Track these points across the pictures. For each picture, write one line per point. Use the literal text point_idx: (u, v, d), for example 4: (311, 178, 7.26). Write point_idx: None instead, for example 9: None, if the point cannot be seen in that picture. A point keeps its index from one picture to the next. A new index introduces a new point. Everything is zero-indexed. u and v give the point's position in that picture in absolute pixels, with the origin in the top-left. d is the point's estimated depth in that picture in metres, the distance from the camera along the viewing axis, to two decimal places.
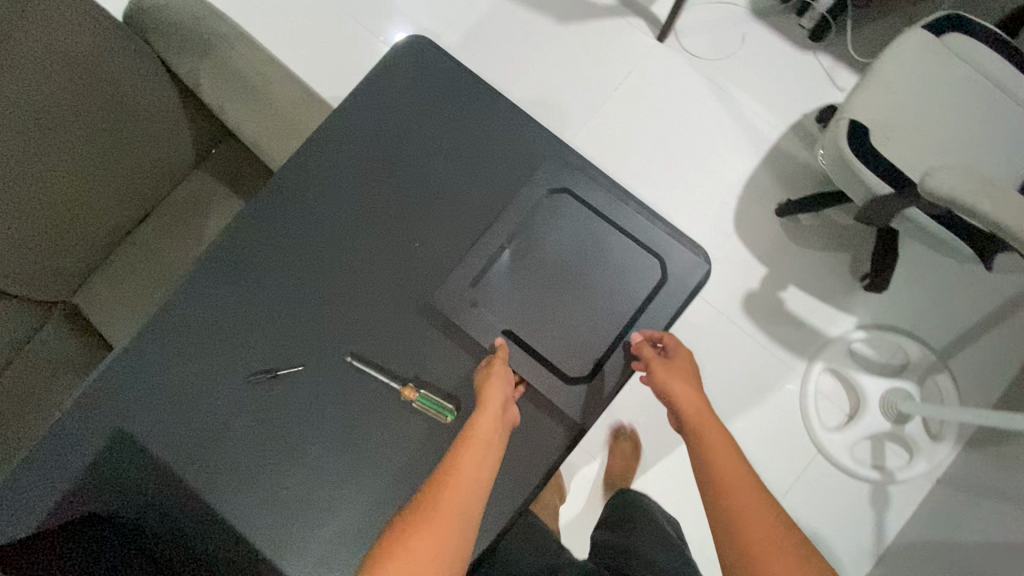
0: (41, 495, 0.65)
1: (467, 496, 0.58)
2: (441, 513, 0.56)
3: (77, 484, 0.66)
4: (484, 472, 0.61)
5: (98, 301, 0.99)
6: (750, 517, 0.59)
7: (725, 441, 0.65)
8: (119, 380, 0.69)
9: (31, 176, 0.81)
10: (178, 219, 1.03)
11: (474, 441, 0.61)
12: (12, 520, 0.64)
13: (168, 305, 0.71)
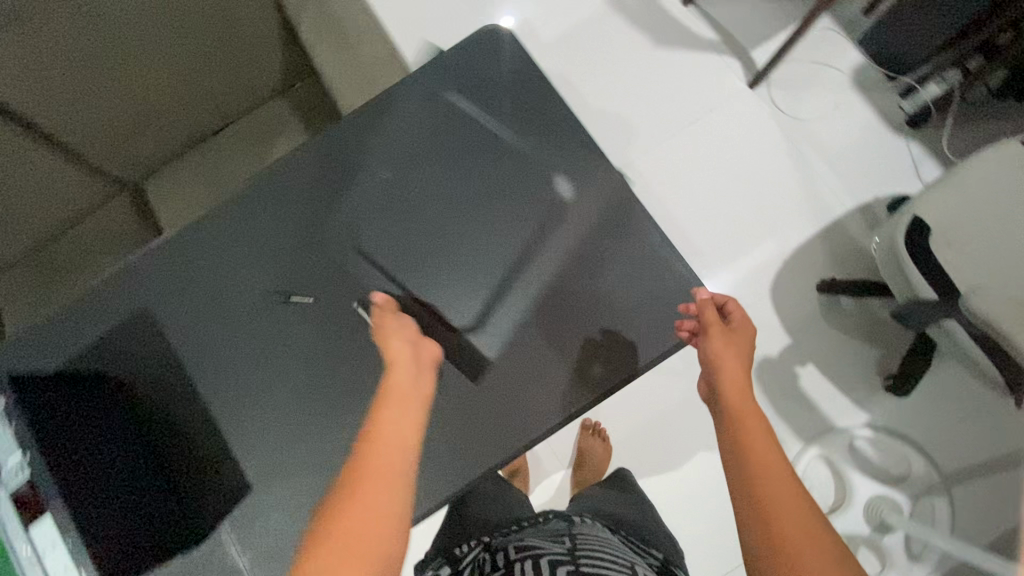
0: (64, 346, 0.73)
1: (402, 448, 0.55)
2: (380, 470, 0.52)
3: (91, 348, 0.72)
4: (412, 423, 0.57)
5: (161, 191, 1.13)
6: (779, 503, 0.54)
7: (758, 416, 0.61)
8: (153, 264, 0.76)
9: (127, 64, 0.93)
10: (249, 137, 1.14)
11: (393, 393, 0.59)
12: (35, 359, 0.72)
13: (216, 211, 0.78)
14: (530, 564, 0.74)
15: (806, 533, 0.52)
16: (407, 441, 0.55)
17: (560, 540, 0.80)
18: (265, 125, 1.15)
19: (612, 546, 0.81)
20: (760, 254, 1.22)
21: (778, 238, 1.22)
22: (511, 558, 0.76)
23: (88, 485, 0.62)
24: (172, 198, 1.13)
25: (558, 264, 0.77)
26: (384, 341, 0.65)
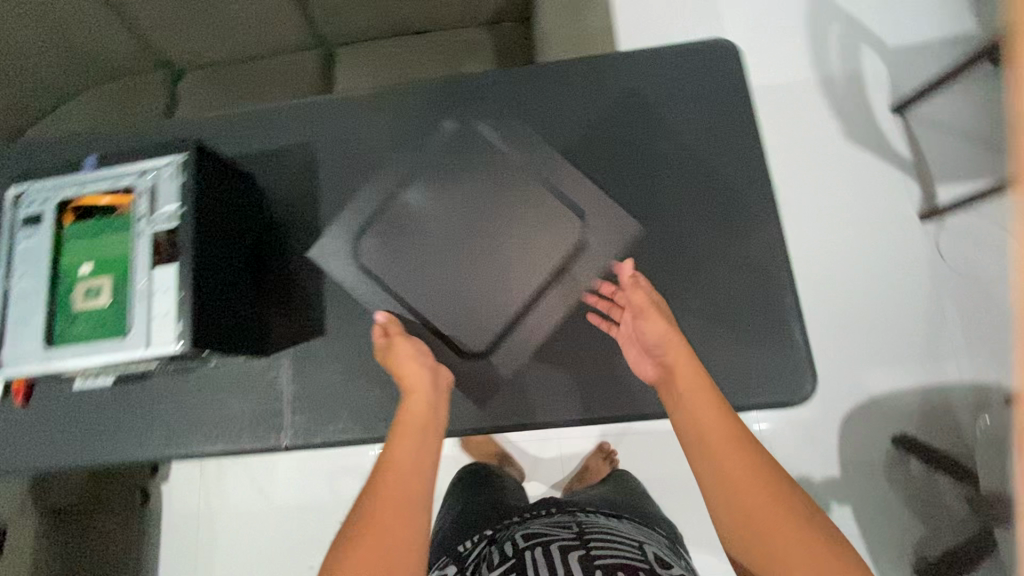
0: (243, 142, 0.84)
1: (419, 475, 0.58)
2: (394, 492, 0.56)
3: (266, 154, 0.84)
4: (421, 449, 0.61)
5: (350, 59, 1.23)
6: (745, 479, 0.52)
7: (705, 388, 0.60)
8: (335, 115, 0.85)
9: None
10: (443, 49, 1.20)
11: (410, 422, 0.64)
12: (222, 141, 0.85)
13: (403, 96, 0.85)
14: (541, 550, 0.77)
15: (782, 506, 0.51)
16: (420, 463, 0.59)
17: (567, 527, 0.84)
18: (461, 44, 1.20)
19: (618, 526, 0.87)
20: (848, 380, 1.16)
21: (875, 373, 1.16)
22: (522, 546, 0.79)
23: (208, 260, 0.67)
24: (358, 70, 1.22)
25: (668, 281, 0.77)
26: (398, 365, 0.70)
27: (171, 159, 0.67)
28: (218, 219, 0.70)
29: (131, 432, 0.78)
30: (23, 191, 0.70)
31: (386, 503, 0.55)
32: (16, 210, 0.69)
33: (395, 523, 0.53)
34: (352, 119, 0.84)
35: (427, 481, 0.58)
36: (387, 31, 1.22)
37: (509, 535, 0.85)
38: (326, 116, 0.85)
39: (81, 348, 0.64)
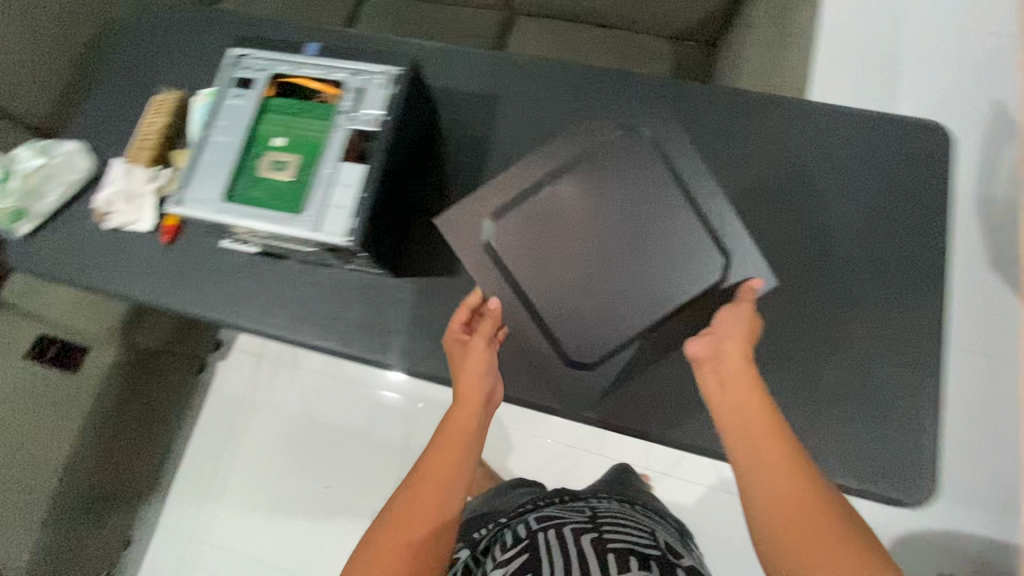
0: (440, 74, 0.88)
1: (444, 490, 0.57)
2: (418, 506, 0.56)
3: (456, 93, 0.87)
4: (460, 463, 0.59)
5: (530, 30, 1.26)
6: (779, 491, 0.49)
7: (755, 388, 0.56)
8: (530, 75, 0.87)
9: None
10: (622, 49, 1.21)
11: (450, 428, 0.62)
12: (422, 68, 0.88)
13: (600, 80, 0.86)
14: (555, 530, 0.82)
15: (809, 513, 0.48)
16: (455, 475, 0.58)
17: (579, 512, 0.90)
18: (640, 50, 1.20)
19: (630, 515, 0.92)
20: None
21: None
22: (536, 528, 0.84)
23: (391, 171, 0.69)
24: (534, 43, 1.24)
25: (801, 337, 0.76)
26: (464, 358, 0.67)
27: (389, 70, 0.70)
28: (408, 138, 0.73)
29: (251, 303, 0.81)
30: (246, 56, 0.74)
31: (415, 505, 0.56)
32: (235, 70, 0.74)
33: (416, 529, 0.54)
34: (542, 86, 0.86)
35: (458, 491, 0.58)
36: (573, 16, 1.24)
37: (521, 521, 0.91)
38: (517, 75, 0.87)
39: (255, 210, 0.67)
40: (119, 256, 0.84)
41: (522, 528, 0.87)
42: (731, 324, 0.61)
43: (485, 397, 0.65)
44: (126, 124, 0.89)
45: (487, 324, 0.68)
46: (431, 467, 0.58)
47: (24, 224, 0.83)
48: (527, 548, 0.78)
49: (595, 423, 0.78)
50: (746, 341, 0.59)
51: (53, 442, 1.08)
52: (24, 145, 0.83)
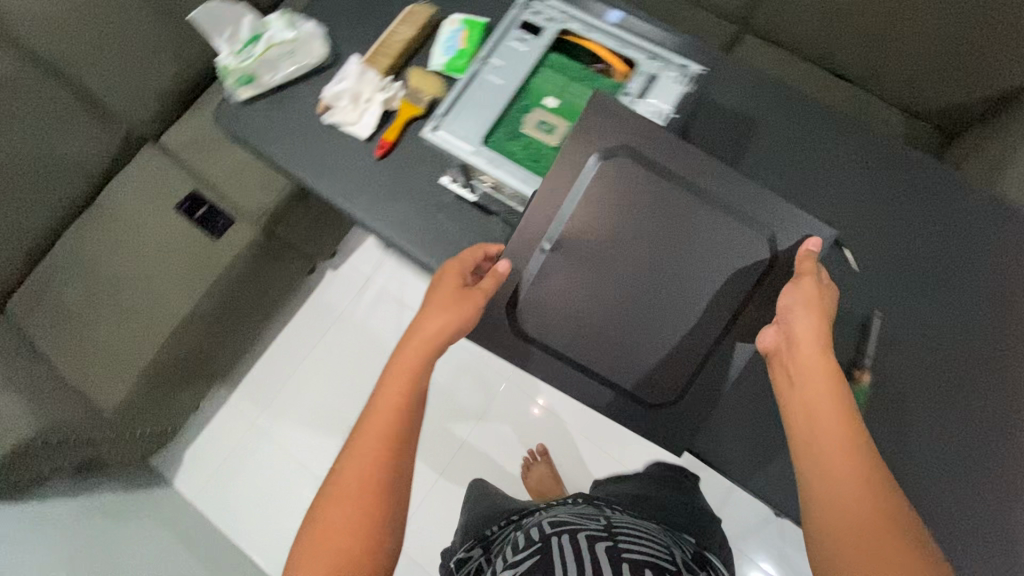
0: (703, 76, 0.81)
1: (375, 461, 0.57)
2: (354, 478, 0.57)
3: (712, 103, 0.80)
4: (405, 414, 0.59)
5: (756, 55, 1.18)
6: (839, 488, 0.50)
7: (828, 378, 0.54)
8: (789, 112, 0.80)
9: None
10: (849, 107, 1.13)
11: (385, 396, 0.60)
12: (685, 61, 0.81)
13: (865, 139, 0.78)
14: (570, 537, 0.72)
15: (883, 529, 0.48)
16: (404, 434, 0.59)
17: (594, 519, 0.79)
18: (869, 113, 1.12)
19: (646, 525, 0.81)
20: None
21: None
22: (548, 531, 0.75)
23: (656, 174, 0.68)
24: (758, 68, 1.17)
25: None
26: (432, 305, 0.63)
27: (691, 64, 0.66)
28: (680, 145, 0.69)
29: (441, 243, 0.76)
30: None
31: (362, 461, 0.57)
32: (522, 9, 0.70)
33: (366, 487, 0.56)
34: (802, 122, 0.79)
35: (404, 445, 0.59)
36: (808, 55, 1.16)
37: (534, 522, 0.82)
38: (777, 104, 0.80)
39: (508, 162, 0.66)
40: (324, 151, 0.81)
41: (534, 529, 0.77)
42: (803, 305, 0.58)
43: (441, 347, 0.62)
44: (365, 24, 0.87)
45: (486, 279, 0.64)
46: (376, 423, 0.59)
47: (247, 88, 0.82)
48: (537, 553, 0.70)
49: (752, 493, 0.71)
50: (818, 322, 0.57)
51: (180, 294, 1.11)
52: (278, 15, 0.84)
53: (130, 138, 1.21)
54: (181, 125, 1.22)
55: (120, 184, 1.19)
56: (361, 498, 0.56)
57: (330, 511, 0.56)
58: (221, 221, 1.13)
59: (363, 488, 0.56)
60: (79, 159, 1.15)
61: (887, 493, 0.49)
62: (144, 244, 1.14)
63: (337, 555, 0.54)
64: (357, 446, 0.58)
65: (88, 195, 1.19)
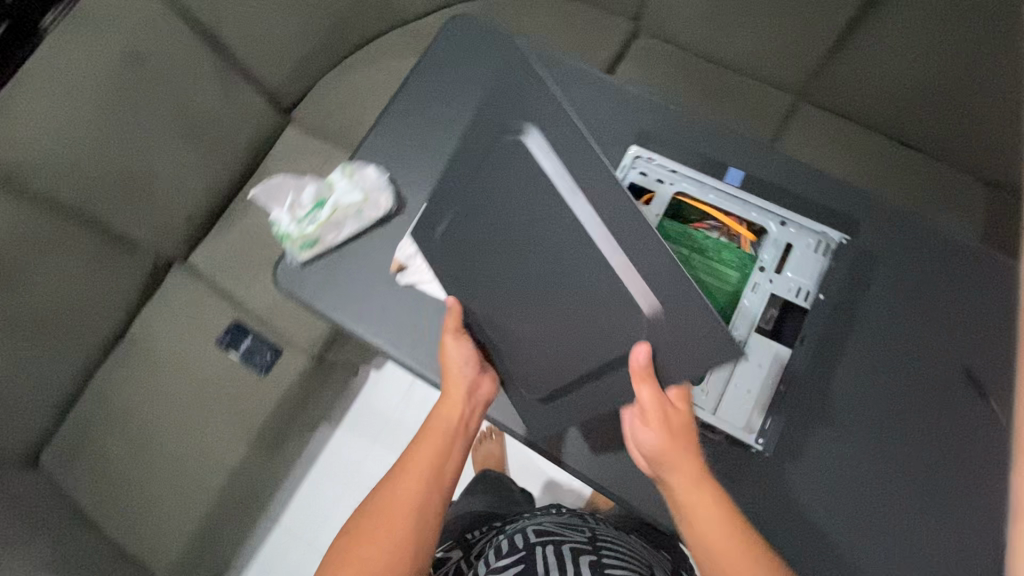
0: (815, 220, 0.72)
1: (411, 484, 0.61)
2: (384, 505, 0.60)
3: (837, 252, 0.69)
4: (432, 451, 0.64)
5: (823, 126, 1.08)
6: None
7: (721, 511, 0.56)
8: (905, 240, 0.72)
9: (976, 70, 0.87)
10: (929, 184, 1.03)
11: (429, 431, 0.65)
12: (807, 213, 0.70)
13: (990, 267, 0.71)
14: (554, 546, 0.73)
15: None
16: (433, 469, 0.63)
17: (578, 530, 0.80)
18: (945, 189, 1.03)
19: (630, 543, 0.82)
20: None
21: None
22: (532, 539, 0.75)
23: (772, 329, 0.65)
24: (818, 140, 1.07)
25: None
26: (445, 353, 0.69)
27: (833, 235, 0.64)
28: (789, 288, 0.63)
29: None
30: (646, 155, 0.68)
31: (394, 493, 0.61)
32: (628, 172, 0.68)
33: (396, 516, 0.59)
34: (923, 250, 0.72)
35: (429, 482, 0.62)
36: (880, 127, 1.05)
37: (517, 528, 0.81)
38: (892, 232, 0.72)
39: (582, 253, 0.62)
40: (402, 316, 0.74)
41: (518, 534, 0.78)
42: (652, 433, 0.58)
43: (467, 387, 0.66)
44: (426, 171, 0.80)
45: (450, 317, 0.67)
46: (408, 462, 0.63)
47: (310, 250, 0.75)
48: (519, 564, 0.70)
49: None
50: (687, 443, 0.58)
51: (227, 439, 1.04)
52: (337, 171, 0.78)
53: (158, 264, 1.12)
54: (210, 245, 1.14)
55: (154, 317, 1.10)
56: (392, 528, 0.59)
57: (363, 536, 0.59)
58: (269, 354, 1.07)
59: (395, 518, 0.59)
60: (105, 299, 1.04)
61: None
62: (186, 383, 1.06)
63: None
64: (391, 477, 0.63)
65: (118, 333, 1.09)
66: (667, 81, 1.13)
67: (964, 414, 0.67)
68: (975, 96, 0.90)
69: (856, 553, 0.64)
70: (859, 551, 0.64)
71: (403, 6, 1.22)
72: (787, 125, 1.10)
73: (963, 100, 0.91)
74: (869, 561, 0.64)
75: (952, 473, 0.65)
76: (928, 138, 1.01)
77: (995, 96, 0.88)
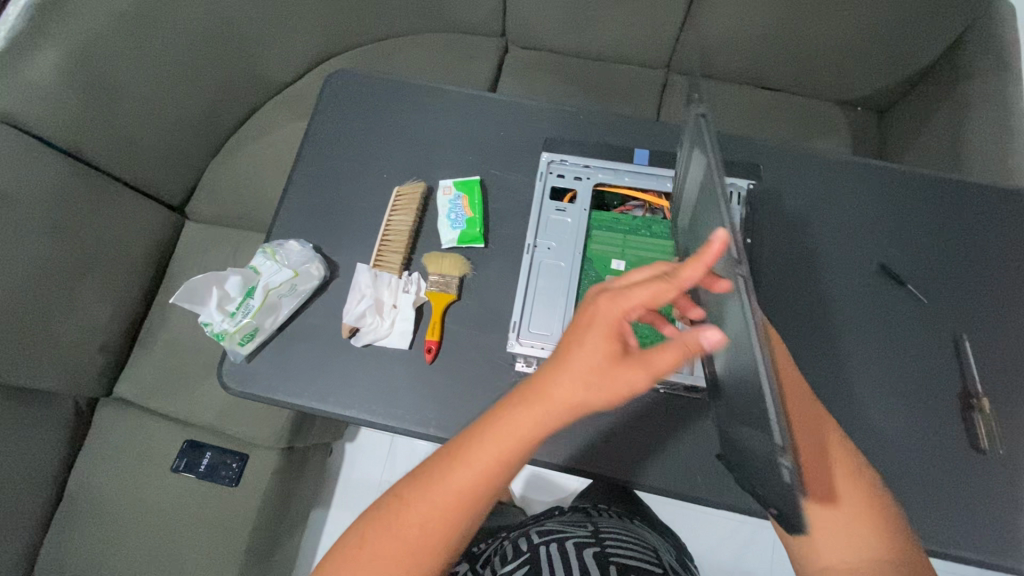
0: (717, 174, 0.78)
1: (477, 480, 0.46)
2: (435, 496, 0.45)
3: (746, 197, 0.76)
4: (502, 464, 0.46)
5: (697, 89, 1.18)
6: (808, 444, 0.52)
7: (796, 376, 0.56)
8: (795, 170, 0.80)
9: (804, 10, 0.99)
10: (798, 115, 1.15)
11: (528, 395, 0.46)
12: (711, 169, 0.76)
13: (868, 173, 0.80)
14: (558, 543, 0.70)
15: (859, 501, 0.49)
16: (502, 468, 0.46)
17: (581, 525, 0.77)
18: (810, 117, 1.15)
19: (632, 529, 0.79)
20: None
21: None
22: (535, 540, 0.73)
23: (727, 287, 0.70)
24: (696, 103, 1.16)
25: None
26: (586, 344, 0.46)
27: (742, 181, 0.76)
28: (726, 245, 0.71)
29: None
30: (559, 158, 0.75)
31: (437, 502, 0.45)
32: (547, 176, 0.74)
33: (428, 532, 0.45)
34: (813, 175, 0.80)
35: (482, 506, 0.46)
36: (743, 78, 1.16)
37: (520, 531, 0.79)
38: (784, 166, 0.80)
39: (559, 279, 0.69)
40: (367, 382, 0.72)
41: (520, 538, 0.75)
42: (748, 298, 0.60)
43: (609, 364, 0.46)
44: (348, 227, 0.79)
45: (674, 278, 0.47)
46: (461, 471, 0.46)
47: (252, 342, 0.71)
48: (526, 564, 0.68)
49: (948, 557, 0.66)
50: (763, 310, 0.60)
51: (211, 568, 0.94)
52: (257, 254, 0.74)
53: (80, 406, 1.02)
54: (135, 368, 1.05)
55: (94, 465, 0.99)
56: (418, 547, 0.45)
57: (380, 547, 0.45)
58: (235, 463, 1.00)
59: (432, 536, 0.45)
60: (29, 465, 0.92)
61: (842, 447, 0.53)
62: (146, 522, 0.95)
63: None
64: (433, 479, 0.46)
65: (53, 496, 0.97)
66: (549, 84, 1.19)
67: (893, 301, 0.74)
68: (810, 32, 1.02)
69: None
70: None
71: (273, 74, 1.21)
72: (665, 96, 1.18)
73: (800, 38, 1.04)
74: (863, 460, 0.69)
75: (899, 355, 0.72)
76: (783, 77, 1.13)
77: (824, 29, 1.01)
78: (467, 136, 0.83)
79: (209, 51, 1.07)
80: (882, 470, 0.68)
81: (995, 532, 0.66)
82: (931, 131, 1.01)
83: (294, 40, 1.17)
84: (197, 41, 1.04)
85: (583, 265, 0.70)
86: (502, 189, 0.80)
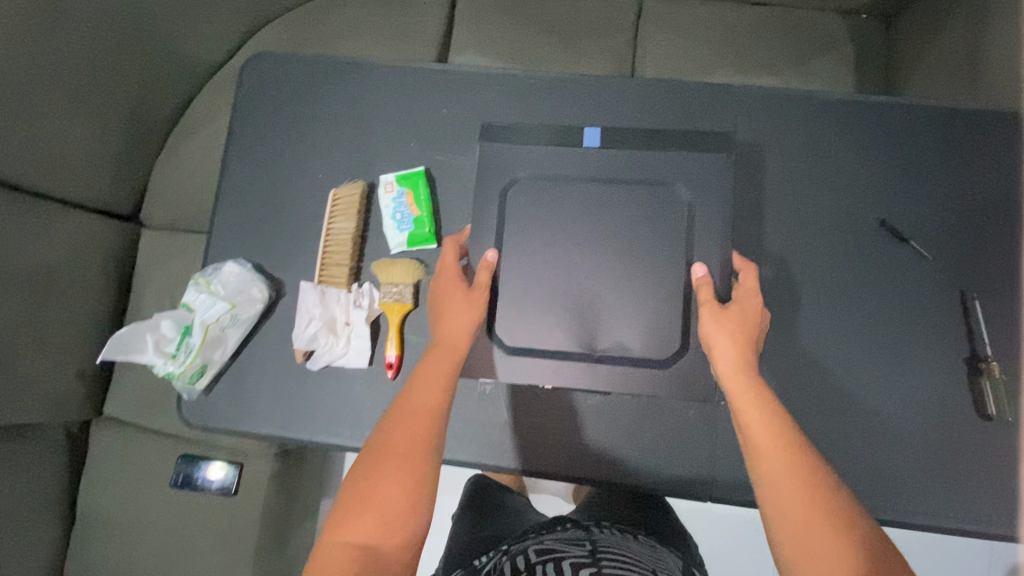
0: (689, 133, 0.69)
1: (415, 431, 0.54)
2: (386, 459, 0.52)
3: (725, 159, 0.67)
4: (445, 381, 0.57)
5: (675, 13, 1.04)
6: (780, 486, 0.49)
7: (776, 418, 0.52)
8: (781, 118, 0.70)
9: None
10: (791, 32, 1.01)
11: (429, 362, 0.58)
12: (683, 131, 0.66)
13: (867, 112, 0.69)
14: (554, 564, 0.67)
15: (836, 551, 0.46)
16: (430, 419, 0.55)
17: (579, 543, 0.74)
18: (806, 33, 1.01)
19: (634, 547, 0.76)
20: None
21: None
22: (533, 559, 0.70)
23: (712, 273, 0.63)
24: (677, 34, 1.03)
25: None
26: (444, 304, 0.61)
27: (708, 155, 0.64)
28: (701, 224, 0.63)
29: (511, 439, 0.67)
30: (502, 142, 0.67)
31: (409, 426, 0.54)
32: (493, 164, 0.66)
33: (409, 446, 0.53)
34: (800, 121, 0.70)
35: (445, 417, 0.56)
36: None
37: (519, 546, 0.76)
38: (769, 114, 0.70)
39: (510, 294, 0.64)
40: (328, 403, 0.69)
41: (519, 555, 0.73)
42: (731, 341, 0.56)
43: (471, 323, 0.60)
44: (290, 241, 0.73)
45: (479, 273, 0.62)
46: (416, 397, 0.56)
47: (203, 378, 0.68)
48: None
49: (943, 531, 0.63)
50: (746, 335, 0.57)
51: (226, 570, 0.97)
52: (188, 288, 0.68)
53: (73, 431, 1.02)
54: (118, 388, 1.03)
55: (96, 487, 1.00)
56: (405, 460, 0.52)
57: (376, 472, 0.52)
58: (232, 471, 1.00)
59: (398, 471, 0.52)
60: (35, 501, 0.93)
61: (829, 492, 0.49)
62: (158, 534, 0.98)
63: (386, 516, 0.50)
64: (398, 412, 0.55)
65: (68, 517, 1.00)
66: (506, 32, 1.05)
67: (890, 261, 0.67)
68: None
69: (840, 436, 0.65)
70: (841, 431, 0.65)
71: (204, 56, 1.11)
72: (640, 28, 1.04)
73: None
74: (855, 437, 0.65)
75: (897, 321, 0.66)
76: None
77: None
78: (406, 121, 0.74)
79: (127, 42, 0.96)
80: (873, 446, 0.64)
81: (995, 499, 0.62)
82: (941, 44, 0.87)
83: (218, 13, 1.06)
84: (114, 31, 0.93)
85: (541, 262, 0.64)
86: (448, 178, 0.72)
